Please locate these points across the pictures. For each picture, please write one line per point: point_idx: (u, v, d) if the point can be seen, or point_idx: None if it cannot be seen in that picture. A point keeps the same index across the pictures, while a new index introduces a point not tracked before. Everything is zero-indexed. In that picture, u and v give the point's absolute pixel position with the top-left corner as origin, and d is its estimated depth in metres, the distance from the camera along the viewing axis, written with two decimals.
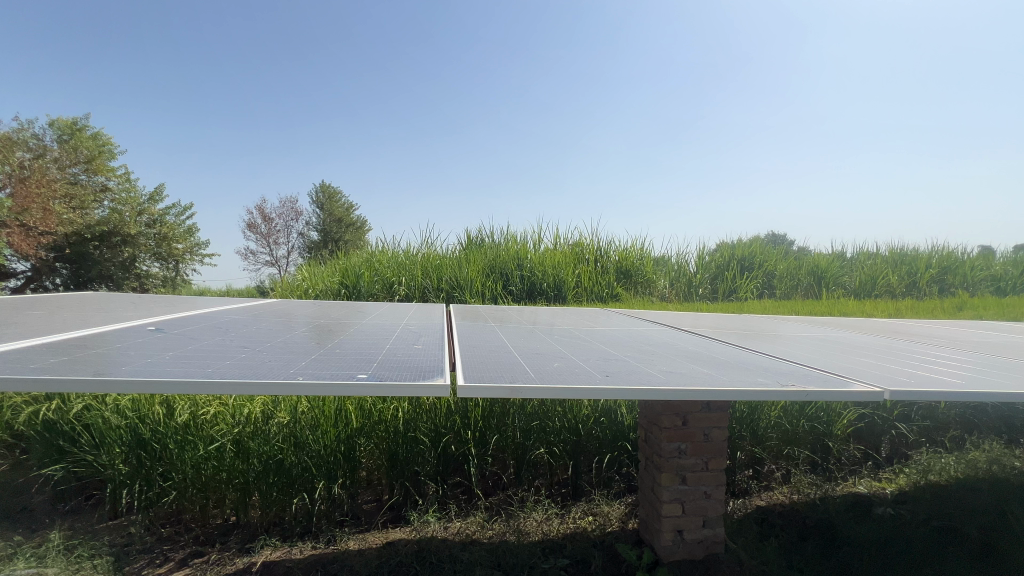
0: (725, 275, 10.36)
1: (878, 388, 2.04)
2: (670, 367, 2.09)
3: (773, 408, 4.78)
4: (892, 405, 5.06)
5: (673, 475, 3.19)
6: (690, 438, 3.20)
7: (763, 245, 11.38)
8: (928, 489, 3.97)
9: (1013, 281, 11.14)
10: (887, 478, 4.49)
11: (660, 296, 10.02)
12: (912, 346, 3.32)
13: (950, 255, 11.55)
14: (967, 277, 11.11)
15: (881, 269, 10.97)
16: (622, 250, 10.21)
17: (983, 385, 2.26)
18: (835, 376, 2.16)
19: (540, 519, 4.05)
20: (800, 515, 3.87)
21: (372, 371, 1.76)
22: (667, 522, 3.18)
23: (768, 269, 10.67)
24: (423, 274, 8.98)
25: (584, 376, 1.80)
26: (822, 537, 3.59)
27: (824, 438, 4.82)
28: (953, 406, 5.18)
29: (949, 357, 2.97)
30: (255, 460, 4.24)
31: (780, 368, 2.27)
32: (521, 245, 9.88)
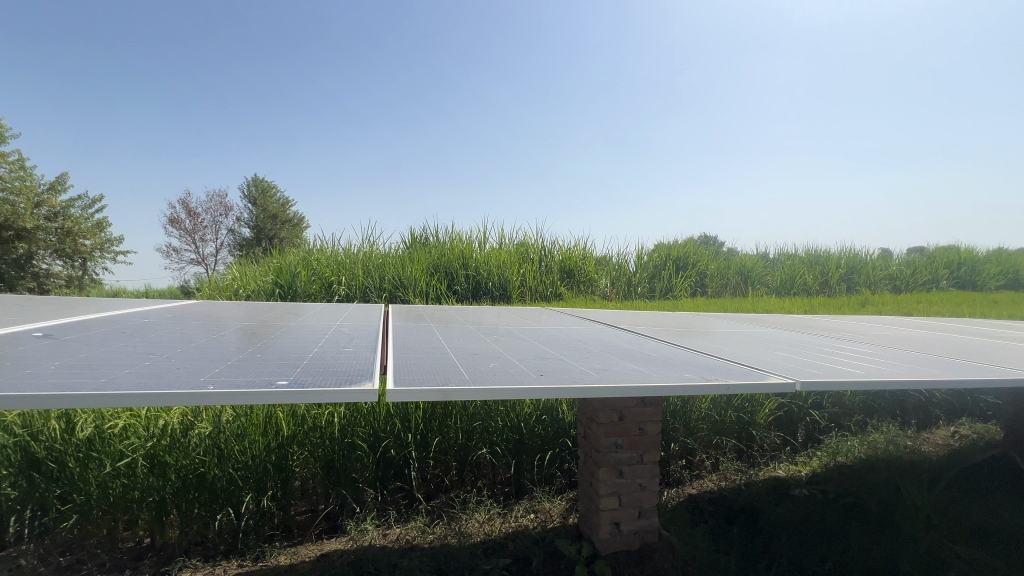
0: (663, 274, 10.84)
1: (792, 380, 2.19)
2: (603, 365, 2.12)
3: (703, 401, 5.06)
4: (806, 394, 5.51)
5: (610, 469, 3.28)
6: (627, 433, 3.30)
7: (697, 246, 12.03)
8: (837, 470, 4.37)
9: (907, 281, 12.50)
10: (803, 461, 4.89)
11: (603, 295, 10.31)
12: (821, 340, 3.63)
13: (856, 256, 12.76)
14: (870, 277, 12.32)
15: (799, 269, 11.94)
16: (565, 250, 10.42)
17: (878, 374, 2.50)
18: (754, 370, 2.31)
19: (483, 520, 4.03)
20: (727, 500, 4.11)
21: (295, 377, 1.65)
22: (605, 516, 3.27)
23: (701, 269, 11.29)
24: (365, 273, 8.69)
25: (517, 376, 1.79)
26: (746, 519, 3.83)
27: (748, 426, 5.17)
28: (858, 393, 5.71)
29: (852, 349, 3.27)
30: (172, 476, 3.91)
31: (707, 363, 2.38)
32: (466, 244, 9.82)
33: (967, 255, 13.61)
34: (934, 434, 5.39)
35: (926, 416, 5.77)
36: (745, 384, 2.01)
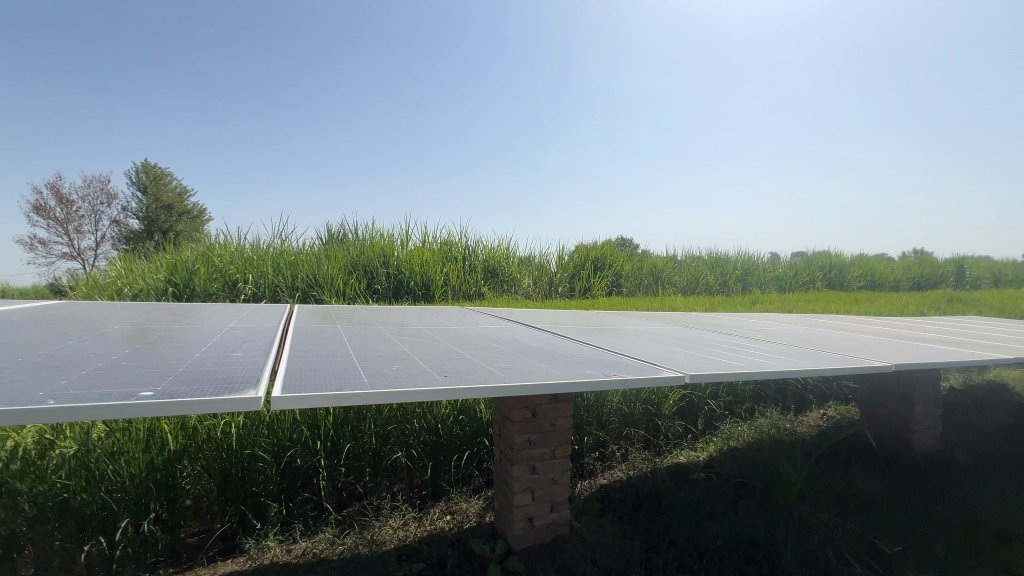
0: (582, 274, 11.27)
1: (682, 373, 2.36)
2: (511, 364, 2.15)
3: (614, 395, 5.33)
4: (705, 385, 6.00)
5: (524, 465, 3.34)
6: (540, 429, 3.37)
7: (614, 248, 12.65)
8: (729, 454, 4.81)
9: (790, 281, 14.09)
10: (701, 446, 5.32)
11: (525, 294, 10.49)
12: (714, 336, 3.97)
13: (750, 259, 14.15)
14: (761, 278, 13.73)
15: (702, 270, 12.99)
16: (489, 250, 10.47)
17: (757, 365, 2.78)
18: (651, 365, 2.46)
19: (397, 526, 3.91)
20: (634, 487, 4.36)
21: (165, 386, 1.48)
22: (519, 512, 3.32)
23: (617, 270, 11.89)
24: (275, 271, 8.09)
25: (420, 377, 1.75)
26: (651, 505, 4.08)
27: (654, 417, 5.54)
28: (748, 384, 6.33)
29: (738, 343, 3.60)
30: (26, 505, 3.38)
31: (609, 359, 2.50)
32: (386, 242, 9.51)
33: (837, 259, 15.62)
34: (808, 417, 6.12)
35: (802, 401, 6.54)
36: (639, 378, 2.14)
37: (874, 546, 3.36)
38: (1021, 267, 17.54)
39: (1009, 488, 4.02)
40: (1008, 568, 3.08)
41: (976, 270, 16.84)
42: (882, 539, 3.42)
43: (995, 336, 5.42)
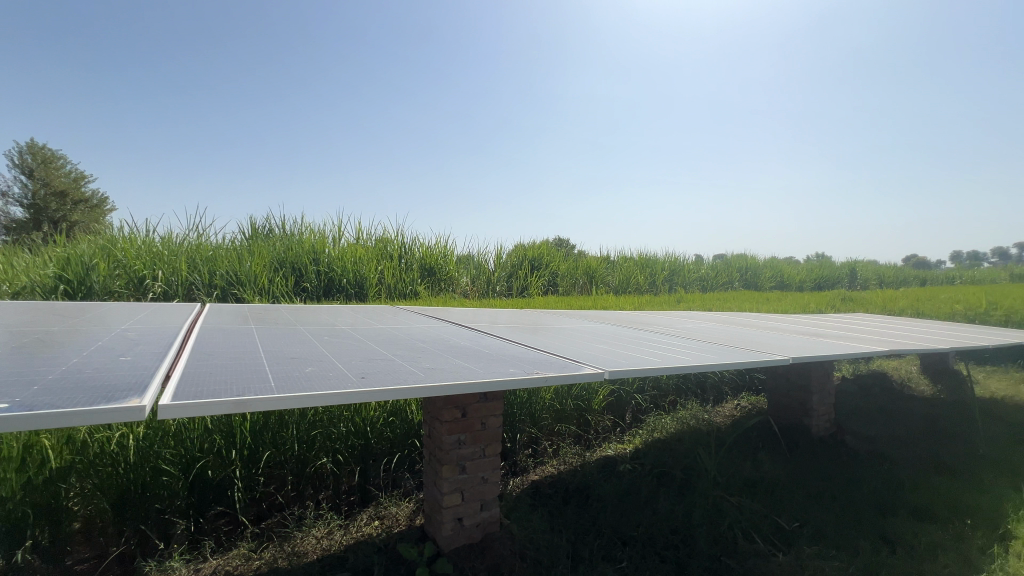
0: (519, 273, 11.38)
1: (602, 370, 2.45)
2: (434, 363, 2.11)
3: (546, 392, 5.44)
4: (633, 380, 6.28)
5: (453, 465, 3.32)
6: (469, 429, 3.36)
7: (550, 248, 12.90)
8: (653, 445, 5.07)
9: (711, 282, 15.10)
10: (627, 439, 5.57)
11: (463, 293, 10.43)
12: (638, 333, 4.16)
13: (676, 260, 15.00)
14: (686, 278, 14.60)
15: (634, 270, 13.59)
16: (425, 248, 10.29)
17: (673, 361, 2.94)
18: (573, 362, 2.53)
19: (321, 536, 3.73)
20: (564, 482, 4.47)
21: (29, 397, 1.31)
22: (447, 513, 3.29)
23: (553, 269, 12.14)
24: (189, 266, 7.44)
25: (334, 380, 1.68)
26: (579, 498, 4.20)
27: (585, 413, 5.72)
28: (672, 378, 6.70)
29: (659, 340, 3.80)
30: None
31: (533, 357, 2.54)
32: (316, 238, 9.06)
33: (752, 261, 16.97)
34: (723, 407, 6.59)
35: (719, 392, 7.03)
36: (559, 375, 2.19)
37: (777, 524, 3.67)
38: (900, 269, 20.01)
39: (887, 465, 4.55)
40: (885, 535, 3.48)
41: (865, 272, 18.98)
42: (782, 517, 3.76)
43: (877, 330, 6.12)
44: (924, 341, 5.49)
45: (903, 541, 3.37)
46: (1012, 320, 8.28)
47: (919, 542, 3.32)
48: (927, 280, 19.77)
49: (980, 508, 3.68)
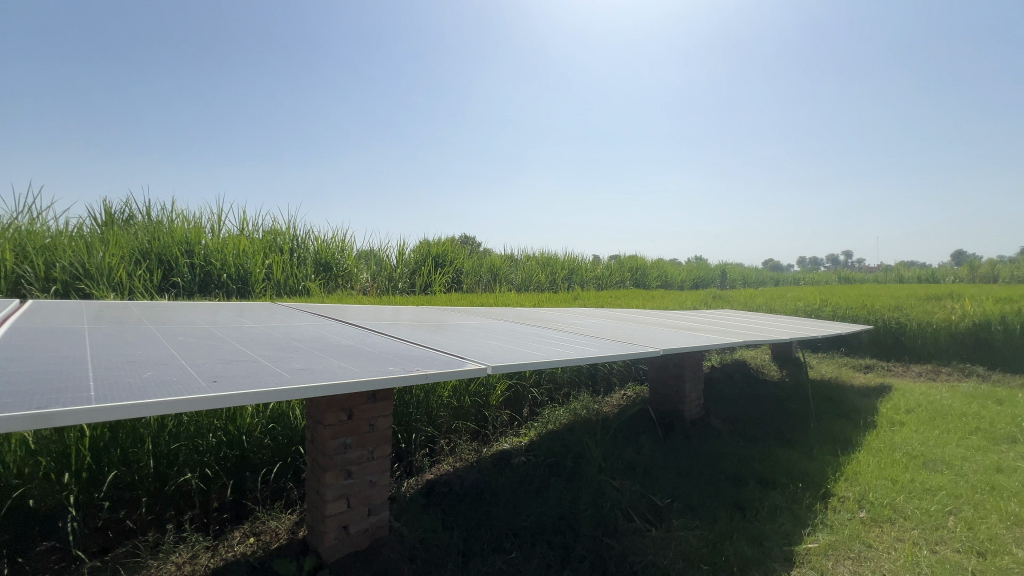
0: (423, 270, 11.17)
1: (485, 365, 2.48)
2: (305, 364, 1.99)
3: (443, 390, 5.39)
4: (529, 374, 6.47)
5: (337, 471, 3.14)
6: (356, 431, 3.20)
7: (455, 245, 12.83)
8: (547, 437, 5.27)
9: (606, 281, 16.12)
10: (523, 432, 5.72)
11: (362, 290, 9.97)
12: (530, 329, 4.29)
13: (575, 260, 15.78)
14: (583, 276, 15.43)
15: (536, 268, 14.03)
16: (320, 242, 9.65)
17: (557, 355, 3.07)
18: (456, 359, 2.52)
19: (182, 562, 3.30)
20: (459, 479, 4.45)
21: None
22: (331, 521, 3.11)
23: (457, 266, 12.10)
24: (17, 255, 6.18)
25: (176, 386, 1.51)
26: (474, 493, 4.22)
27: (482, 408, 5.77)
28: (566, 371, 7.03)
29: (549, 335, 3.95)
30: None
31: (417, 355, 2.49)
32: (190, 226, 8.05)
33: (642, 262, 18.44)
34: (611, 397, 7.07)
35: (608, 383, 7.52)
36: (439, 371, 2.19)
37: (652, 501, 4.01)
38: (760, 271, 23.10)
39: (743, 442, 5.20)
40: (739, 503, 3.96)
41: (733, 273, 21.59)
42: (657, 494, 4.11)
43: (736, 324, 6.99)
44: (771, 333, 6.38)
45: (752, 507, 3.87)
46: (837, 315, 9.97)
47: (763, 506, 3.84)
48: (780, 280, 23.04)
49: (810, 472, 4.34)
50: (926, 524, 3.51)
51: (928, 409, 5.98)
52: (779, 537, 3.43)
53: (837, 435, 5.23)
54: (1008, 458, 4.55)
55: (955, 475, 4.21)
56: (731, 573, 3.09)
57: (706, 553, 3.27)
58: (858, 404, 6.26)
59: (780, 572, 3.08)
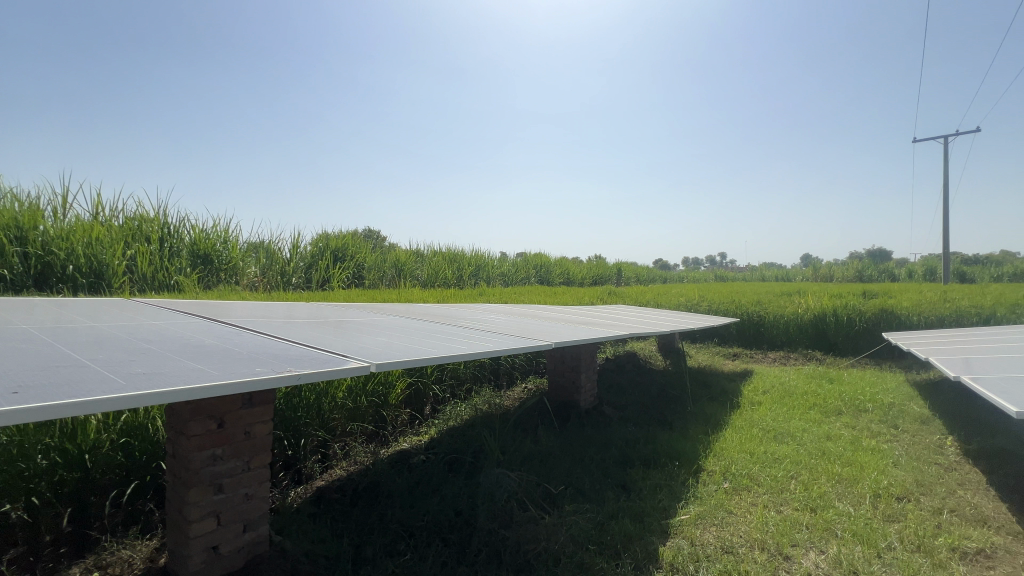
0: (320, 264, 10.46)
1: (368, 364, 2.38)
2: (148, 368, 1.78)
3: (336, 390, 5.10)
4: (430, 371, 6.36)
5: (205, 487, 2.81)
6: (228, 441, 2.89)
7: (356, 238, 12.20)
8: (447, 434, 5.22)
9: (512, 278, 16.41)
10: (423, 430, 5.61)
11: (248, 285, 9.07)
12: (426, 325, 4.21)
13: (482, 257, 15.87)
14: (490, 273, 15.55)
15: (442, 264, 13.84)
16: (198, 231, 8.59)
17: (450, 350, 3.03)
18: (337, 358, 2.41)
19: None
20: (352, 483, 4.23)
21: None
22: (197, 543, 2.77)
23: (358, 261, 11.52)
24: None
25: None
26: (368, 497, 4.04)
27: (380, 408, 5.55)
28: (469, 367, 7.03)
29: (445, 331, 3.91)
30: None
31: (292, 355, 2.33)
32: (22, 208, 6.70)
33: (546, 260, 19.08)
34: (513, 391, 7.20)
35: (510, 377, 7.65)
36: (313, 373, 2.08)
37: (546, 490, 4.14)
38: (651, 271, 25.14)
39: (631, 428, 5.60)
40: (625, 484, 4.25)
41: (628, 272, 23.21)
42: (552, 483, 4.26)
43: (627, 318, 7.52)
44: (655, 326, 6.95)
45: (636, 486, 4.17)
46: (712, 309, 11.15)
47: (646, 485, 4.16)
48: (668, 279, 25.24)
49: (686, 451, 4.79)
50: (774, 488, 4.07)
51: (779, 389, 6.94)
52: (658, 512, 3.73)
53: (708, 416, 5.85)
54: (835, 427, 5.44)
55: (797, 445, 4.93)
56: (616, 551, 3.29)
57: (594, 535, 3.45)
58: (726, 388, 7.09)
59: (658, 544, 3.35)
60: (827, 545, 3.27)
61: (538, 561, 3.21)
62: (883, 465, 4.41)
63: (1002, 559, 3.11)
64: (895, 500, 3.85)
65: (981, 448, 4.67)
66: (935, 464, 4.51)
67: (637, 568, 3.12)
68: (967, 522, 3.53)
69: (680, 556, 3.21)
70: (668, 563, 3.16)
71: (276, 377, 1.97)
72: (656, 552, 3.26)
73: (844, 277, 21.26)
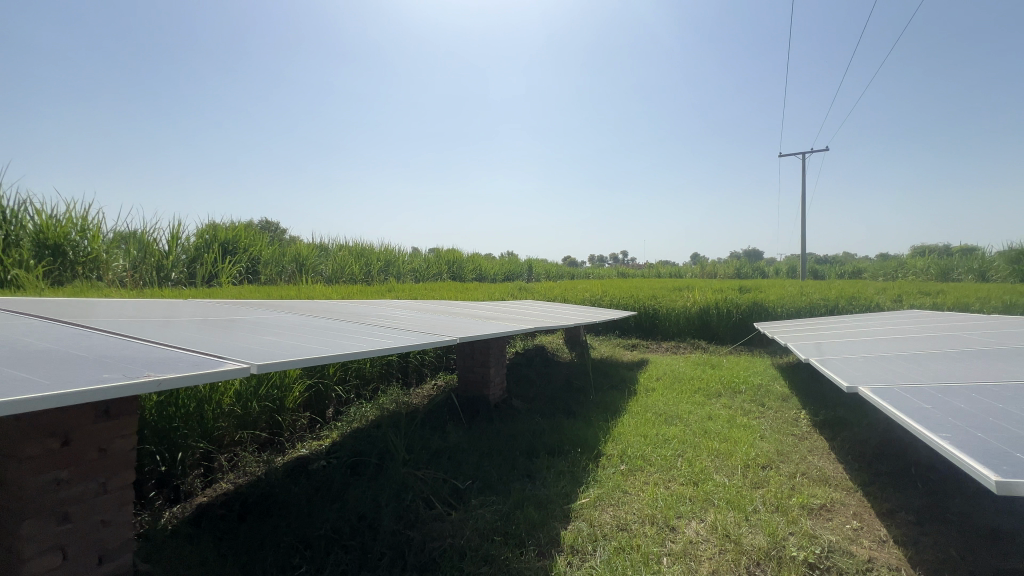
0: (205, 258, 9.41)
1: (247, 365, 2.19)
2: None
3: (222, 396, 4.62)
4: (332, 372, 6.01)
5: (46, 516, 2.37)
6: (76, 461, 2.48)
7: (249, 230, 11.15)
8: (351, 436, 4.98)
9: (423, 274, 16.09)
10: (324, 434, 5.29)
11: (113, 280, 7.90)
12: (325, 322, 3.96)
13: (391, 252, 15.36)
14: (400, 268, 15.10)
15: (349, 259, 13.17)
16: (44, 217, 7.28)
17: (347, 348, 2.89)
18: (209, 360, 2.18)
19: None
20: (240, 497, 3.87)
21: None
22: None
23: (252, 254, 10.54)
24: None
25: None
26: (259, 510, 3.72)
27: (275, 413, 5.13)
28: (375, 365, 6.76)
29: (345, 328, 3.72)
30: None
31: (154, 359, 2.08)
32: None
33: (459, 256, 18.99)
34: (422, 388, 7.06)
35: (420, 374, 7.50)
36: (175, 378, 1.86)
37: (453, 486, 4.12)
38: (560, 267, 26.11)
39: (537, 419, 5.77)
40: (531, 473, 4.37)
41: (538, 268, 23.87)
42: (459, 478, 4.25)
43: (535, 313, 7.73)
44: (561, 320, 7.23)
45: (542, 475, 4.31)
46: (614, 303, 11.86)
47: (551, 473, 4.32)
48: (576, 275, 26.39)
49: (588, 438, 5.05)
50: (664, 467, 4.44)
51: (671, 376, 7.58)
52: (561, 498, 3.89)
53: (608, 404, 6.22)
54: (715, 408, 6.08)
55: (684, 426, 5.42)
56: (520, 539, 3.37)
57: (499, 526, 3.50)
58: (624, 376, 7.60)
59: (560, 528, 3.49)
60: (706, 513, 3.64)
61: (444, 557, 3.17)
62: (752, 439, 5.01)
63: (838, 511, 3.68)
64: (761, 469, 4.40)
65: (826, 419, 5.51)
66: (792, 435, 5.22)
67: (540, 554, 3.22)
68: (814, 482, 4.14)
69: (579, 537, 3.37)
70: (569, 545, 3.30)
71: (124, 384, 1.73)
72: (558, 536, 3.39)
73: (725, 273, 23.81)
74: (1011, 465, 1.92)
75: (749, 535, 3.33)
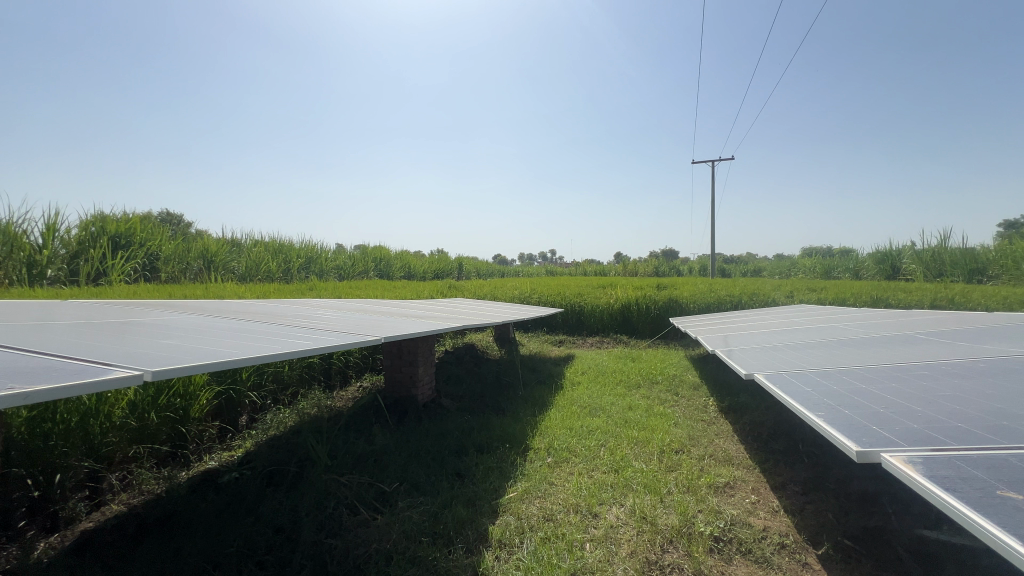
0: (90, 253, 8.33)
1: (138, 372, 1.97)
2: None
3: (111, 408, 4.14)
4: (245, 377, 5.59)
5: None
6: None
7: (146, 222, 10.04)
8: (267, 445, 4.67)
9: (348, 272, 15.44)
10: (235, 445, 4.90)
11: None
12: (235, 323, 3.66)
13: (313, 249, 14.56)
14: (323, 266, 14.36)
15: (264, 256, 12.29)
16: None
17: (258, 351, 2.69)
18: (91, 368, 1.95)
19: None
20: (136, 520, 3.49)
21: None
22: None
23: (150, 250, 9.50)
24: None
25: None
26: (159, 531, 3.38)
27: (178, 425, 4.66)
28: (294, 368, 6.40)
29: (258, 330, 3.46)
30: None
31: (20, 368, 1.82)
32: None
33: (386, 253, 18.43)
34: (346, 391, 6.78)
35: (344, 376, 7.20)
36: (45, 390, 1.64)
37: (379, 489, 4.00)
38: (490, 266, 26.25)
39: (466, 417, 5.76)
40: (460, 471, 4.36)
41: (469, 267, 23.80)
42: (386, 482, 4.13)
43: (464, 311, 7.70)
44: (490, 317, 7.25)
45: (470, 472, 4.32)
46: (542, 301, 12.14)
47: (479, 470, 4.34)
48: (506, 273, 26.67)
49: (517, 434, 5.12)
50: (588, 457, 4.64)
51: (595, 370, 7.90)
52: (490, 494, 3.93)
53: (536, 399, 6.36)
54: (635, 399, 6.43)
55: (606, 417, 5.70)
56: (448, 538, 3.35)
57: (427, 526, 3.46)
58: (552, 371, 7.82)
59: (487, 524, 3.52)
60: (626, 498, 3.86)
61: (368, 563, 3.08)
62: (667, 426, 5.37)
63: (739, 487, 4.07)
64: (675, 453, 4.73)
65: (731, 405, 6.02)
66: (702, 420, 5.67)
67: (468, 551, 3.23)
68: (720, 463, 4.53)
69: (507, 531, 3.43)
70: (497, 540, 3.34)
71: None
72: (486, 531, 3.42)
73: (646, 271, 25.23)
74: (870, 436, 2.23)
75: (663, 515, 3.58)
